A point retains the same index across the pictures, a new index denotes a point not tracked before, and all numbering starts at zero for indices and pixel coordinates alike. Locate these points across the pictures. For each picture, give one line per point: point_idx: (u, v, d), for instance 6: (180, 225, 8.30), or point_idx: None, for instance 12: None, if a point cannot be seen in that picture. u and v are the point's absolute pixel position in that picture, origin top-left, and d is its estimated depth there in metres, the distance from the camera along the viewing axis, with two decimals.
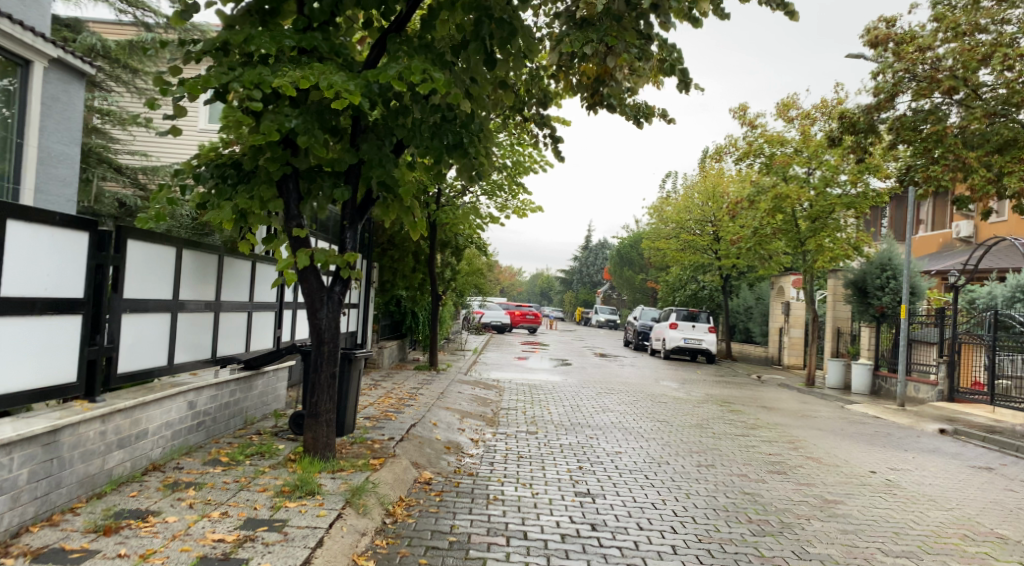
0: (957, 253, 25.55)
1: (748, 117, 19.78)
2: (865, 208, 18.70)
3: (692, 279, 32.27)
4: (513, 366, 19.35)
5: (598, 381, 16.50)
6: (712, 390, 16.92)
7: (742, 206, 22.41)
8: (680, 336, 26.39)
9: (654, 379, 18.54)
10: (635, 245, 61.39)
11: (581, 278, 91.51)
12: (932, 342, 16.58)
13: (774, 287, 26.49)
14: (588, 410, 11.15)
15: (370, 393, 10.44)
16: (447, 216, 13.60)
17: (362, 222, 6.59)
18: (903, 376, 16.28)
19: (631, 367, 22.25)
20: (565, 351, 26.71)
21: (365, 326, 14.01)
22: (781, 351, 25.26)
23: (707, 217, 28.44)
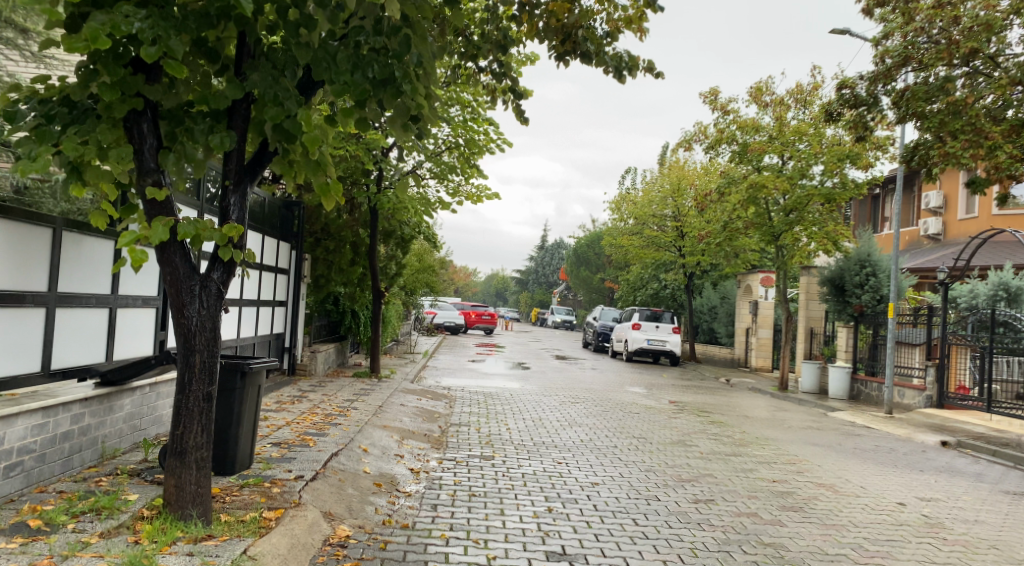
0: (929, 251, 24.79)
1: (719, 102, 18.63)
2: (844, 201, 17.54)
3: (654, 278, 31.04)
4: (466, 370, 17.66)
5: (561, 387, 14.94)
6: (684, 397, 15.51)
7: (710, 200, 21.19)
8: (643, 337, 25.07)
9: (619, 384, 17.07)
10: (592, 244, 60.22)
11: (537, 278, 90.28)
12: (917, 344, 15.52)
13: (741, 286, 25.36)
14: (553, 426, 9.52)
15: (290, 409, 8.61)
16: (390, 201, 11.89)
17: (255, 186, 4.78)
18: (888, 381, 15.10)
19: (594, 371, 20.76)
20: (523, 353, 25.13)
21: (295, 328, 12.17)
22: (749, 352, 24.13)
23: (673, 212, 27.18)
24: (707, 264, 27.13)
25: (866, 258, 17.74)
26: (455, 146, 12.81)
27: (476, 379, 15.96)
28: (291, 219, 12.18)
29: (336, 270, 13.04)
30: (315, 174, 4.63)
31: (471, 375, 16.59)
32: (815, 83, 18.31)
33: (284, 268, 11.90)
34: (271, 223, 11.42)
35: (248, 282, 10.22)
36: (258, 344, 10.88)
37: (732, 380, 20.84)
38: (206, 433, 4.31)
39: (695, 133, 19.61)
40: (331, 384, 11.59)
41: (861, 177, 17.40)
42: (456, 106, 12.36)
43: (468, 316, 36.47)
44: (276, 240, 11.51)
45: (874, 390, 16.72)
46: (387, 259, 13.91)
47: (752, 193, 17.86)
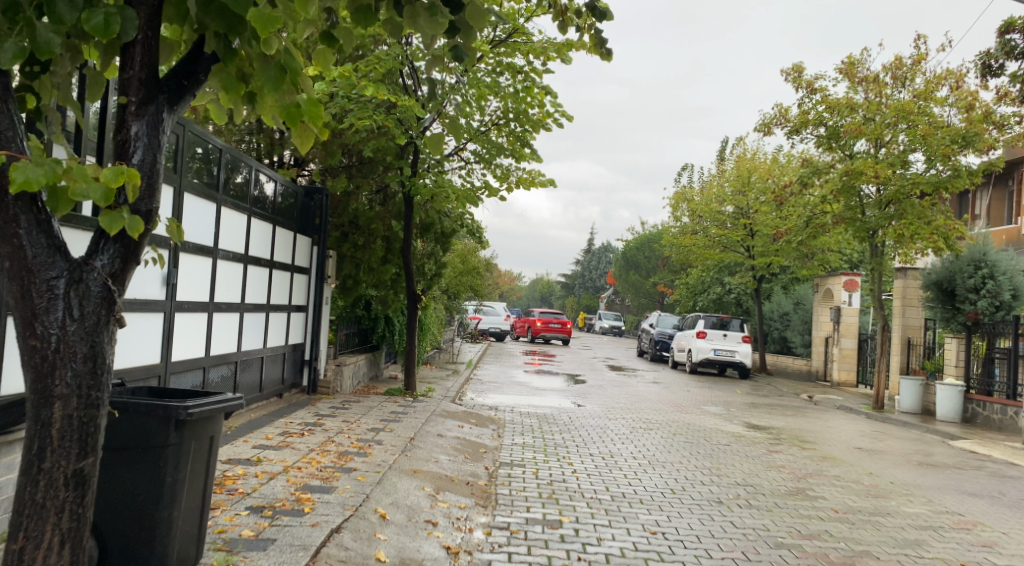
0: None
1: (804, 80, 16.35)
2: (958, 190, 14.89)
3: (717, 282, 28.61)
4: (515, 384, 15.67)
5: (626, 407, 12.84)
6: (770, 419, 13.23)
7: (789, 192, 18.79)
8: (709, 346, 22.76)
9: (692, 402, 14.89)
10: (642, 247, 57.67)
11: (584, 282, 87.97)
12: None
13: (819, 290, 22.83)
14: (632, 469, 7.43)
15: (296, 445, 6.71)
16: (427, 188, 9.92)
17: (177, 113, 2.88)
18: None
19: (657, 385, 18.57)
20: (576, 364, 23.06)
21: (317, 338, 10.36)
22: (829, 365, 21.67)
23: (743, 208, 24.73)
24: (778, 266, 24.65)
25: (982, 258, 15.07)
26: (504, 123, 10.84)
27: (528, 395, 13.94)
28: (313, 211, 10.35)
29: (367, 270, 11.04)
30: (275, 91, 2.75)
31: (521, 390, 14.61)
32: (919, 55, 15.77)
33: (304, 268, 10.11)
34: (287, 214, 9.57)
35: (254, 284, 8.38)
36: (270, 359, 9.06)
37: (816, 396, 18.42)
38: (67, 548, 2.43)
39: (774, 118, 17.27)
40: (357, 404, 9.68)
41: (979, 163, 14.82)
42: (504, 74, 10.36)
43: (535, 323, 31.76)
44: (292, 233, 9.66)
45: (995, 412, 14.05)
46: (422, 256, 11.93)
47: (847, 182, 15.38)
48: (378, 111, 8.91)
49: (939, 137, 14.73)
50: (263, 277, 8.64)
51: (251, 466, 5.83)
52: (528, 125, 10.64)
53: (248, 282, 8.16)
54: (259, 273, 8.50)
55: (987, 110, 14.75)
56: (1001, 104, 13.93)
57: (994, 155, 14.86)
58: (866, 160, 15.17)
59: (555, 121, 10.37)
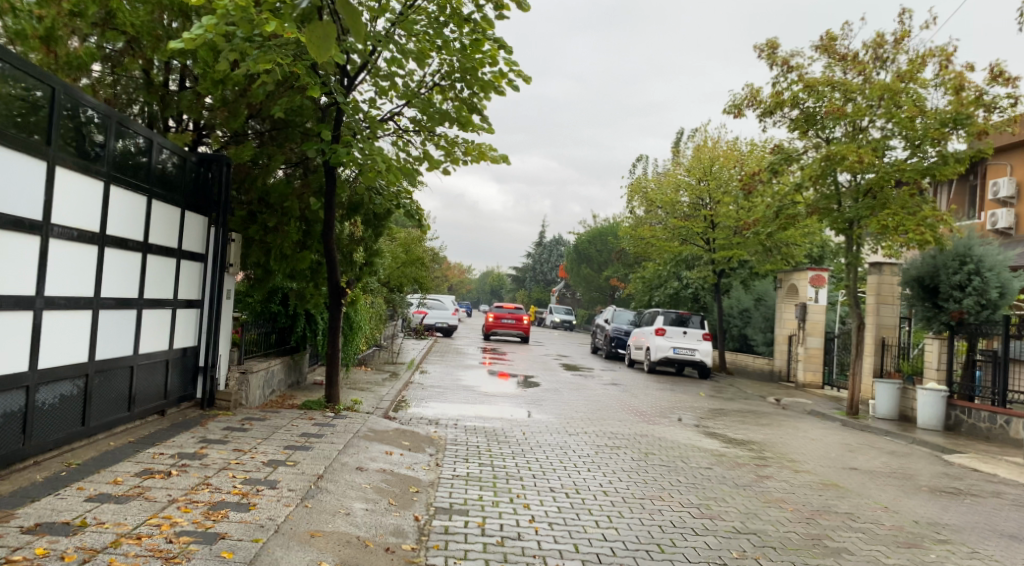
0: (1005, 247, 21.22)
1: (779, 57, 15.02)
2: (948, 176, 13.86)
3: (674, 277, 27.40)
4: (459, 389, 13.97)
5: (586, 418, 11.28)
6: (745, 429, 11.86)
7: (757, 181, 17.49)
8: (668, 344, 21.43)
9: (656, 410, 13.43)
10: (594, 240, 56.49)
11: (534, 276, 86.60)
12: None
13: (782, 286, 21.76)
14: (606, 515, 5.78)
15: (154, 494, 4.84)
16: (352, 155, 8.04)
17: None
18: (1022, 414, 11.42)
19: (617, 387, 17.13)
20: (528, 362, 21.51)
21: (215, 341, 8.49)
22: (793, 364, 20.61)
23: (703, 198, 23.53)
24: (740, 261, 23.57)
25: (965, 253, 13.97)
26: (448, 86, 9.13)
27: (475, 403, 12.28)
28: (212, 183, 8.44)
29: (281, 259, 9.12)
30: None
31: (467, 397, 12.93)
32: (901, 33, 14.59)
33: (198, 254, 8.21)
34: (179, 187, 7.65)
35: (123, 273, 6.39)
36: (149, 368, 7.14)
37: (783, 399, 17.26)
38: None
39: (746, 99, 15.73)
40: (261, 424, 7.83)
41: (967, 149, 13.78)
42: (449, 25, 8.64)
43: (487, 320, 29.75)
44: (181, 209, 7.69)
45: (983, 421, 12.93)
46: (347, 241, 10.10)
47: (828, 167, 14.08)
48: (287, 55, 7.04)
49: (927, 123, 13.70)
50: (141, 265, 6.70)
51: (63, 538, 3.92)
52: (476, 88, 8.92)
53: (112, 270, 6.17)
54: (135, 259, 6.55)
55: (976, 93, 13.64)
56: (994, 86, 12.85)
57: (981, 142, 13.82)
58: (847, 145, 13.86)
59: (510, 83, 8.70)
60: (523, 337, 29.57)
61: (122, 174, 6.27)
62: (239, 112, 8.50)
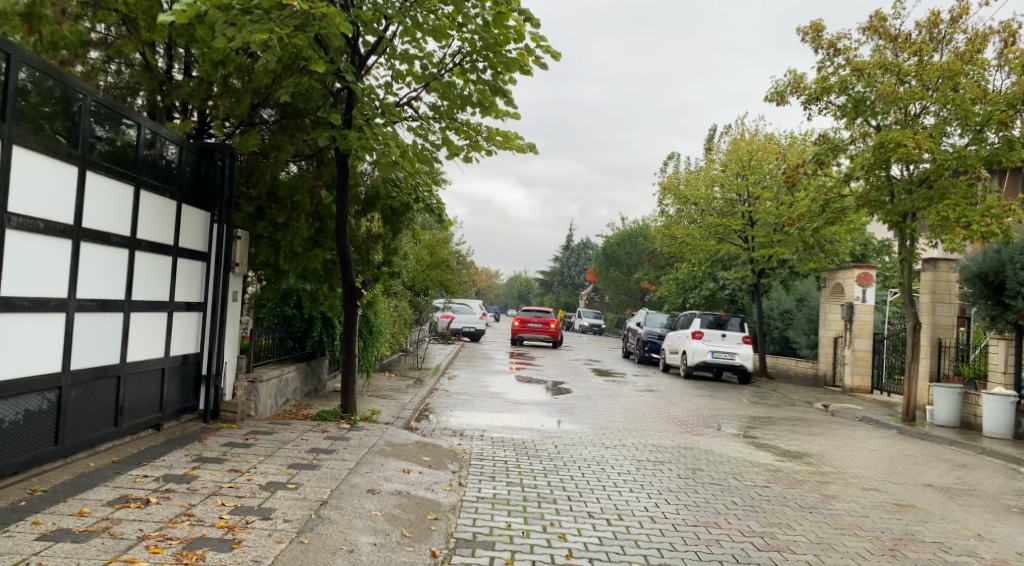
0: None
1: (824, 40, 14.02)
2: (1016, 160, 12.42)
3: (709, 277, 26.41)
4: (487, 396, 13.19)
5: (623, 427, 10.41)
6: (797, 438, 10.88)
7: (801, 173, 16.44)
8: (707, 348, 20.49)
9: (698, 418, 12.51)
10: (623, 243, 55.42)
11: (563, 279, 85.58)
12: None
13: (826, 286, 20.64)
14: (655, 548, 4.91)
15: (122, 529, 4.11)
16: (362, 139, 7.24)
17: None
18: None
19: (653, 394, 16.19)
20: (558, 367, 20.66)
21: (220, 347, 7.80)
22: (840, 368, 19.48)
23: (740, 194, 22.48)
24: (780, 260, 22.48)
25: None
26: (469, 67, 8.35)
27: (504, 411, 11.48)
28: (214, 175, 7.77)
29: (291, 257, 8.40)
30: None
31: (494, 405, 12.12)
32: (960, 9, 13.47)
33: (200, 253, 7.54)
34: (176, 179, 6.98)
35: (105, 269, 5.71)
36: (142, 377, 6.46)
37: (831, 405, 16.18)
38: None
39: (789, 85, 14.69)
40: (268, 438, 7.10)
41: None
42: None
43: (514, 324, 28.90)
44: (178, 203, 7.01)
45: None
46: (363, 238, 9.35)
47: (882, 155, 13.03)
48: (287, 25, 6.29)
49: (991, 105, 12.50)
50: (128, 262, 6.03)
51: None
52: (499, 67, 8.13)
53: (91, 266, 5.48)
54: (118, 255, 5.86)
55: None
56: None
57: None
58: (902, 130, 12.73)
59: (537, 62, 7.87)
60: (551, 341, 28.61)
61: (103, 159, 5.59)
62: (244, 98, 7.82)
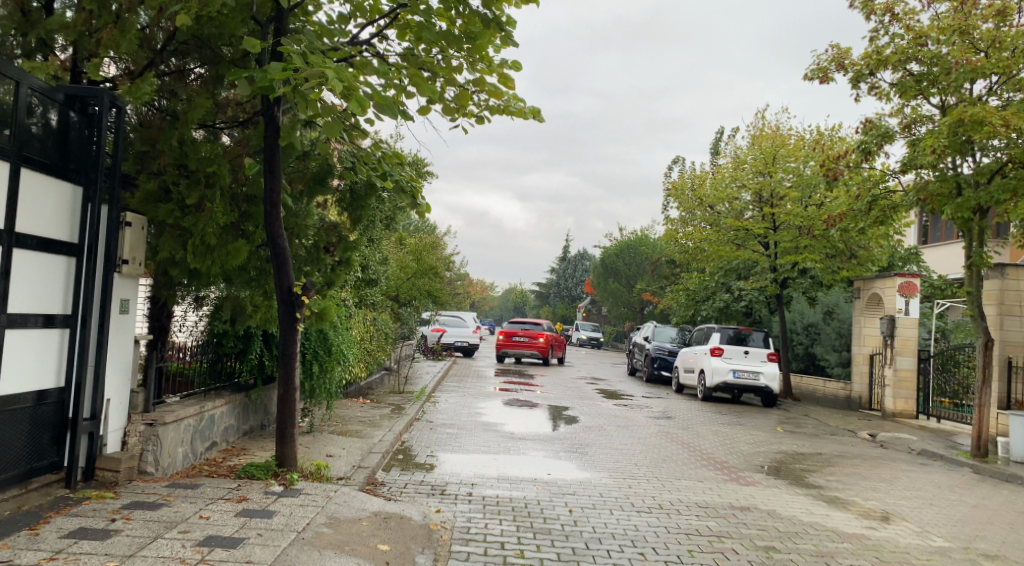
0: None
1: (878, 4, 11.87)
2: None
3: (722, 288, 23.85)
4: (480, 429, 10.93)
5: (651, 475, 8.14)
6: (867, 482, 8.61)
7: (840, 166, 14.23)
8: (728, 367, 18.25)
9: (738, 456, 10.26)
10: (622, 254, 53.27)
11: (559, 292, 83.36)
12: None
13: (860, 297, 18.54)
14: None
15: None
16: (290, 67, 4.85)
17: None
18: None
19: (671, 422, 13.92)
20: (559, 389, 18.37)
21: (95, 377, 5.55)
22: (880, 389, 17.27)
23: (761, 194, 20.29)
24: (806, 268, 20.29)
25: None
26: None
27: (500, 451, 9.20)
28: (90, 135, 5.59)
29: (203, 253, 6.13)
30: None
31: (487, 442, 9.82)
32: None
33: (65, 244, 5.32)
34: (14, 133, 4.78)
35: None
36: None
37: (878, 435, 13.93)
38: None
39: (834, 59, 12.48)
40: (147, 517, 4.81)
41: None
42: None
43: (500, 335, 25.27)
44: (11, 167, 4.77)
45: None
46: (310, 228, 7.09)
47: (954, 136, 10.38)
48: None
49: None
50: None
51: None
52: None
53: None
54: None
55: None
56: None
57: None
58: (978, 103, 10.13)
59: None
60: (541, 358, 25.10)
61: None
62: (133, 30, 5.64)
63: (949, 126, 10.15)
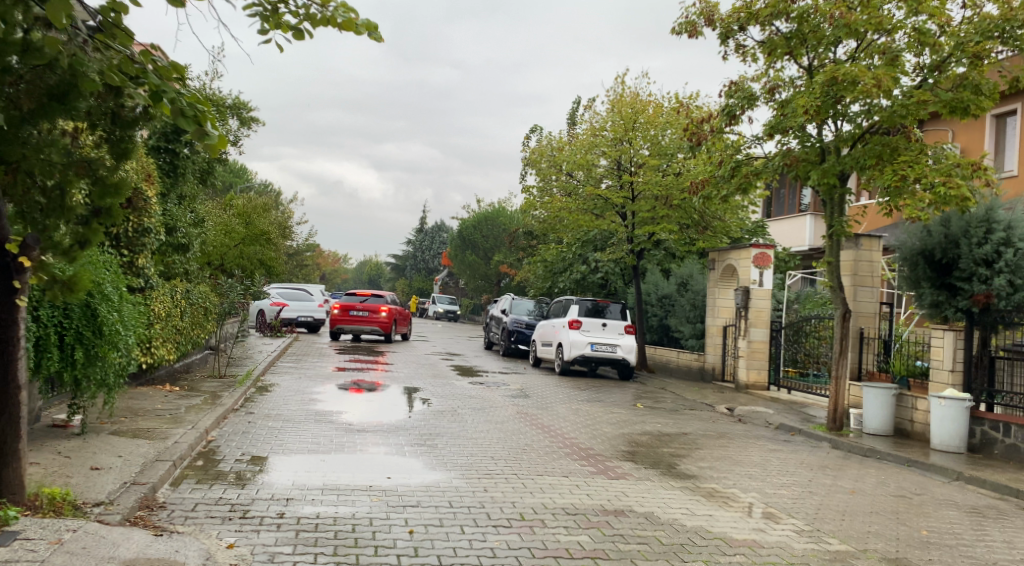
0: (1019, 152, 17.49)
1: None
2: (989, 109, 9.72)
3: (580, 259, 23.26)
4: (311, 420, 9.28)
5: (510, 473, 6.93)
6: (739, 468, 7.85)
7: (703, 132, 13.66)
8: (586, 340, 17.58)
9: (603, 440, 9.33)
10: (480, 225, 52.27)
11: (415, 264, 81.36)
12: None
13: (715, 268, 18.45)
14: None
15: None
16: None
17: None
18: None
19: (529, 401, 12.89)
20: (410, 367, 16.91)
21: None
22: (734, 360, 17.26)
23: (621, 161, 19.66)
24: (663, 239, 20.02)
25: (989, 219, 10.33)
26: None
27: (330, 450, 7.63)
28: None
29: None
30: None
31: (317, 438, 8.21)
32: None
33: None
34: None
35: None
36: None
37: (735, 408, 13.67)
38: None
39: (703, 13, 11.71)
40: None
41: (1004, 68, 9.87)
42: None
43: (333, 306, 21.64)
44: None
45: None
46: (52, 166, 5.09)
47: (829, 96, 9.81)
48: None
49: (964, 32, 9.48)
50: None
51: None
52: None
53: None
54: None
55: None
56: None
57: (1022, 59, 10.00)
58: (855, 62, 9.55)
59: None
60: (383, 335, 21.68)
61: None
62: None
63: (822, 84, 9.72)
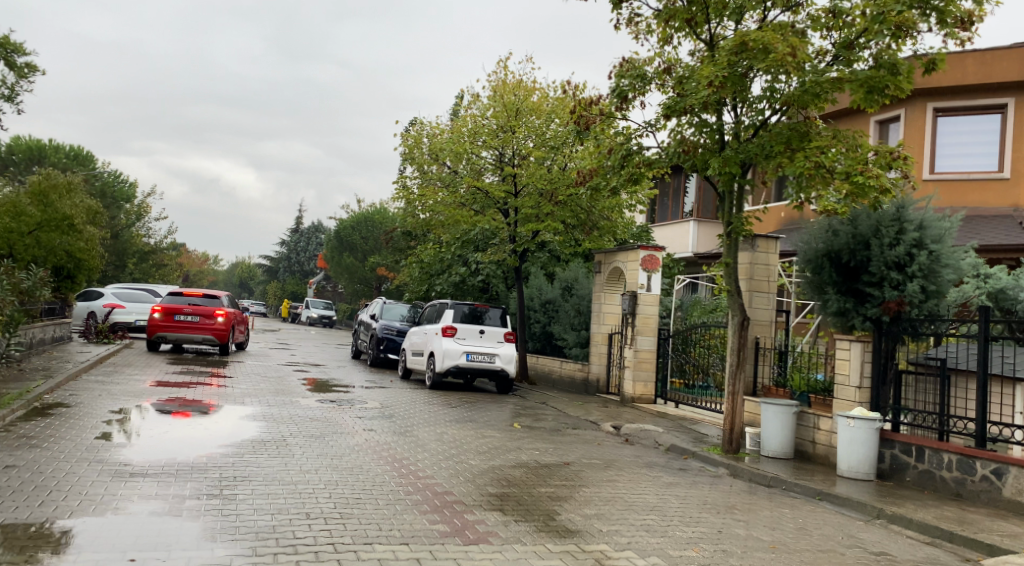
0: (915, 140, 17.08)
1: None
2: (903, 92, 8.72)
3: (458, 260, 21.42)
4: (68, 460, 6.82)
5: (325, 543, 4.87)
6: (634, 516, 6.19)
7: (590, 117, 12.15)
8: (459, 349, 15.72)
9: (466, 475, 7.48)
10: (360, 226, 49.40)
11: (291, 267, 76.78)
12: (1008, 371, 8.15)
13: (601, 271, 17.14)
14: None
15: None
16: None
17: None
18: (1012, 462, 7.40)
19: (387, 422, 10.87)
20: (252, 381, 14.42)
21: None
22: (620, 371, 15.96)
23: (503, 151, 18.01)
24: (547, 239, 18.53)
25: (901, 218, 9.29)
26: None
27: (63, 513, 5.16)
28: None
29: None
30: None
31: (58, 491, 5.72)
32: None
33: None
34: None
35: None
36: None
37: (622, 427, 12.21)
38: None
39: None
40: None
41: (917, 50, 8.95)
42: None
43: (156, 309, 18.56)
44: None
45: (948, 469, 8.06)
46: None
47: (733, 68, 8.45)
48: None
49: None
50: None
51: None
52: None
53: None
54: None
55: None
56: None
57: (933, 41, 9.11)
58: (767, 29, 8.25)
59: None
60: (217, 343, 18.77)
61: None
62: None
63: (730, 51, 8.44)
